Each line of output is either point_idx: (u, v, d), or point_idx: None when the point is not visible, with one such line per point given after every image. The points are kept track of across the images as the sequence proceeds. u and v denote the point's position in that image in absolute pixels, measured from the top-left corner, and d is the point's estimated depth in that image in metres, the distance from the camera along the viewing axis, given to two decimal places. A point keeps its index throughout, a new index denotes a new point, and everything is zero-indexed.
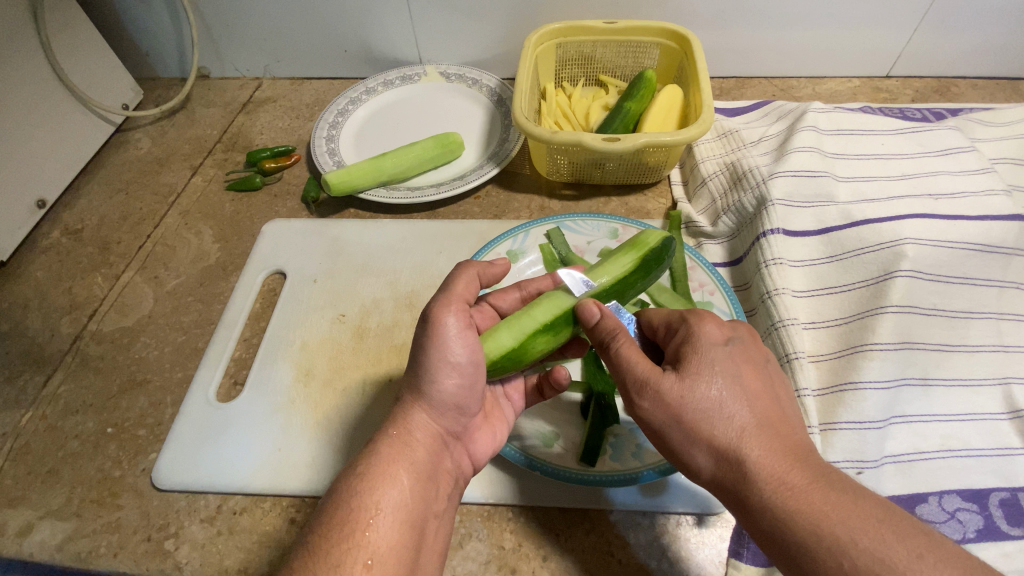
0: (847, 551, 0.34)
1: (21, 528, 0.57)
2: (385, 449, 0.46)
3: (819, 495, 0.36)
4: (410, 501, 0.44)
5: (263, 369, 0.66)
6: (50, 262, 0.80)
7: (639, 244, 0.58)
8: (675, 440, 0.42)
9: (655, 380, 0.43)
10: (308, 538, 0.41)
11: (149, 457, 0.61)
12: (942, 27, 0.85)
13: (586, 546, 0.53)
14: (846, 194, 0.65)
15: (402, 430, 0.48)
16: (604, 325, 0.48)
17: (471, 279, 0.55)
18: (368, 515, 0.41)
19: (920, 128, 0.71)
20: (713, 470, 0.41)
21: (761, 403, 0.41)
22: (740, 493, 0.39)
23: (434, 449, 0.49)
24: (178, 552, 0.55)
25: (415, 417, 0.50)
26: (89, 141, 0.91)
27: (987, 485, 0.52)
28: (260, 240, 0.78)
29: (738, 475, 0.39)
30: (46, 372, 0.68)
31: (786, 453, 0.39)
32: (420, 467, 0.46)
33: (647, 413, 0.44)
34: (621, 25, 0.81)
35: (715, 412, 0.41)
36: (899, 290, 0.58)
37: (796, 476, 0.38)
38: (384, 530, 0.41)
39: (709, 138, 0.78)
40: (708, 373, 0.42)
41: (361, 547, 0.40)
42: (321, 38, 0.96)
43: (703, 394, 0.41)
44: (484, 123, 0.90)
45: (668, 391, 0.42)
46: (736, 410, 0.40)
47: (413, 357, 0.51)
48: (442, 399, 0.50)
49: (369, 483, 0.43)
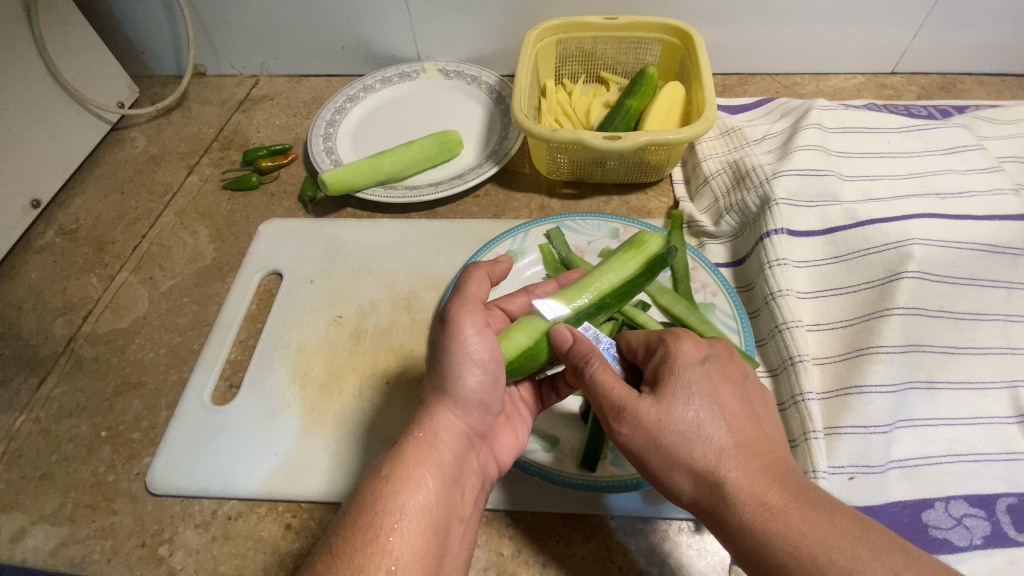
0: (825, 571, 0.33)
1: (15, 533, 0.56)
2: (409, 452, 0.45)
3: (796, 514, 0.36)
4: (435, 504, 0.43)
5: (259, 372, 0.65)
6: (45, 262, 0.79)
7: (638, 246, 0.58)
8: (654, 464, 0.42)
9: (632, 404, 0.43)
10: (327, 543, 0.39)
11: (144, 461, 0.60)
12: (949, 23, 0.84)
13: (586, 553, 0.52)
14: (851, 193, 0.64)
15: (427, 431, 0.47)
16: (577, 350, 0.48)
17: (481, 279, 0.54)
18: (392, 519, 0.40)
19: (926, 126, 0.70)
20: (693, 493, 0.40)
21: (738, 422, 0.41)
22: (719, 515, 0.38)
23: (460, 449, 0.48)
24: (173, 557, 0.54)
25: (440, 418, 0.48)
26: (84, 140, 0.90)
27: (994, 491, 0.52)
28: (255, 240, 0.77)
29: (715, 496, 0.39)
30: (40, 375, 0.68)
31: (764, 472, 0.38)
32: (444, 468, 0.45)
33: (625, 437, 0.43)
34: (622, 21, 0.79)
35: (692, 434, 0.41)
36: (905, 292, 0.57)
37: (774, 496, 0.37)
38: (408, 535, 0.40)
39: (712, 136, 0.77)
40: (685, 394, 0.42)
41: (385, 553, 0.38)
42: (318, 35, 0.95)
43: (680, 416, 0.41)
44: (483, 121, 0.88)
45: (645, 414, 0.42)
46: (713, 431, 0.40)
47: (435, 356, 0.50)
48: (464, 398, 0.49)
49: (393, 486, 0.42)
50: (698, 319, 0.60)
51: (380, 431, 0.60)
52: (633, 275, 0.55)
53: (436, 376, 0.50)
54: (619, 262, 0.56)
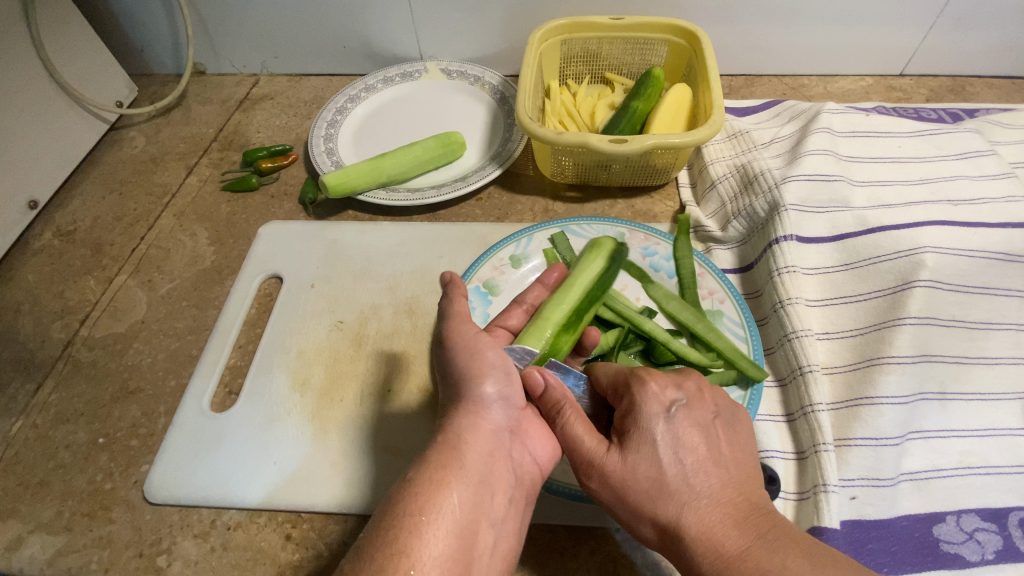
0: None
1: (10, 543, 0.55)
2: (433, 451, 0.43)
3: (751, 567, 0.36)
4: (464, 503, 0.40)
5: (259, 378, 0.64)
6: (42, 265, 0.78)
7: (598, 247, 0.65)
8: (622, 515, 0.43)
9: (600, 457, 0.44)
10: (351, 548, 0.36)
11: (141, 469, 0.60)
12: (959, 25, 0.82)
13: (592, 566, 0.51)
14: (862, 199, 0.63)
15: (450, 432, 0.45)
16: (550, 395, 0.48)
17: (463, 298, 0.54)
18: (417, 518, 0.37)
19: (937, 131, 0.69)
20: (662, 541, 0.41)
21: (700, 473, 0.41)
22: (685, 564, 0.39)
23: (488, 450, 0.44)
24: (171, 568, 0.53)
25: (462, 421, 0.46)
26: (82, 140, 0.88)
27: (1006, 504, 0.51)
28: (256, 243, 0.76)
29: (680, 546, 0.40)
30: (36, 380, 0.67)
31: (722, 525, 0.38)
32: (472, 467, 0.42)
33: (597, 488, 0.44)
34: (628, 21, 0.78)
35: (655, 491, 0.41)
36: (918, 301, 0.56)
37: (731, 548, 0.37)
38: (436, 536, 0.37)
39: (719, 139, 0.76)
40: (647, 449, 0.42)
41: (410, 552, 0.35)
42: (319, 34, 0.94)
43: (643, 473, 0.42)
44: (486, 122, 0.87)
45: (611, 468, 0.43)
46: (674, 485, 0.40)
47: (451, 361, 0.50)
48: (485, 398, 0.48)
49: (417, 485, 0.40)
50: (706, 327, 0.60)
51: (382, 439, 0.59)
52: (603, 271, 0.63)
53: (455, 382, 0.49)
54: (588, 262, 0.63)
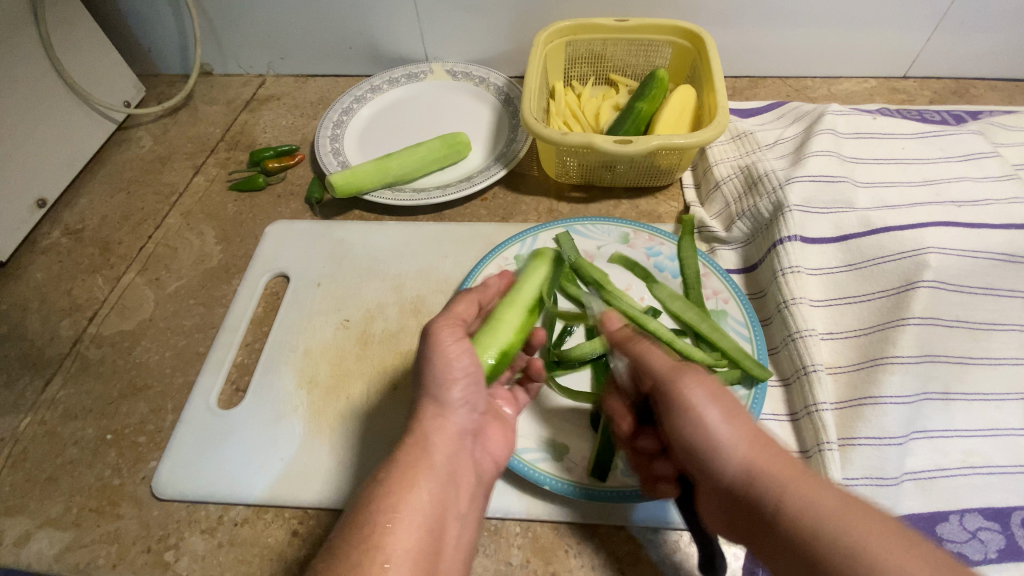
0: (863, 525, 0.33)
1: (19, 538, 0.56)
2: (401, 454, 0.46)
3: (809, 497, 0.36)
4: (430, 503, 0.43)
5: (266, 376, 0.64)
6: (50, 263, 0.78)
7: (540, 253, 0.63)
8: (699, 434, 0.43)
9: (681, 372, 0.45)
10: (328, 545, 0.40)
11: (149, 465, 0.60)
12: (962, 27, 0.83)
13: (597, 564, 0.51)
14: (866, 200, 0.64)
15: (418, 436, 0.47)
16: (622, 332, 0.51)
17: (471, 302, 0.55)
18: (387, 517, 0.41)
19: (940, 133, 0.69)
20: (734, 465, 0.40)
21: (740, 425, 0.42)
22: (759, 482, 0.39)
23: (451, 452, 0.48)
24: (179, 563, 0.54)
25: (428, 425, 0.48)
26: (90, 139, 0.89)
27: (1009, 504, 0.51)
28: (263, 241, 0.76)
29: (761, 468, 0.39)
30: (45, 376, 0.67)
31: (776, 465, 0.39)
32: (438, 470, 0.45)
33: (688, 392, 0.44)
34: (632, 23, 0.79)
35: (711, 441, 0.42)
36: (921, 302, 0.56)
37: (787, 485, 0.37)
38: (405, 533, 0.40)
39: (723, 140, 0.76)
40: (693, 405, 0.44)
41: (380, 548, 0.39)
42: (325, 35, 0.94)
43: (698, 425, 0.43)
44: (491, 123, 0.88)
45: (693, 380, 0.45)
46: (726, 435, 0.41)
47: (422, 368, 0.51)
48: (450, 404, 0.49)
49: (388, 486, 0.43)
50: (709, 327, 0.60)
51: (388, 436, 0.59)
52: (552, 271, 0.62)
53: (425, 386, 0.50)
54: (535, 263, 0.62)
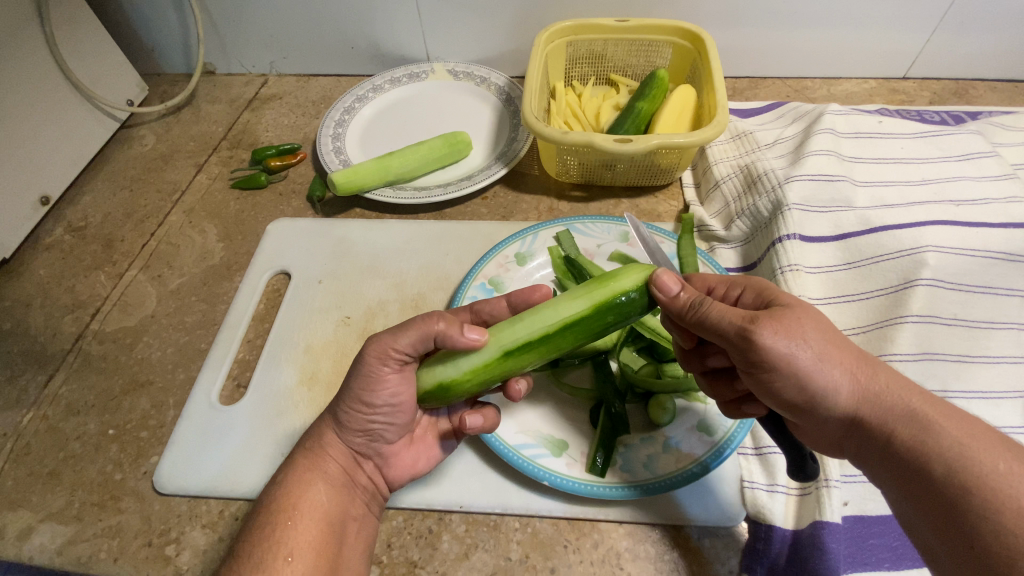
0: (995, 459, 0.34)
1: (21, 531, 0.56)
2: (300, 460, 0.49)
3: (932, 444, 0.36)
4: (326, 505, 0.47)
5: (266, 372, 0.65)
6: (53, 259, 0.79)
7: (590, 290, 0.46)
8: (797, 389, 0.40)
9: (771, 314, 0.40)
10: (238, 542, 0.44)
11: (151, 460, 0.60)
12: (962, 28, 0.83)
13: (596, 559, 0.51)
14: (864, 199, 0.64)
15: (316, 443, 0.50)
16: (689, 291, 0.45)
17: (420, 338, 0.46)
18: (286, 516, 0.44)
19: (938, 133, 0.69)
20: (840, 403, 0.39)
21: (836, 368, 0.39)
22: (873, 419, 0.38)
23: (348, 461, 0.50)
24: (180, 558, 0.54)
25: (325, 436, 0.50)
26: (93, 138, 0.90)
27: None
28: (265, 239, 0.77)
29: (869, 397, 0.38)
30: (48, 372, 0.68)
31: (886, 405, 0.38)
32: (333, 475, 0.49)
33: (771, 345, 0.39)
34: (633, 23, 0.79)
35: (810, 395, 0.40)
36: (919, 299, 0.56)
37: (902, 430, 0.37)
38: (301, 530, 0.44)
39: (723, 139, 0.76)
40: (786, 367, 0.39)
41: (281, 545, 0.43)
42: (327, 35, 0.95)
43: (792, 383, 0.40)
44: (492, 122, 0.88)
45: (790, 323, 0.40)
46: (827, 386, 0.39)
47: (344, 390, 0.49)
48: (353, 426, 0.49)
49: (286, 489, 0.46)
50: None
51: None
52: (580, 312, 0.45)
53: (339, 405, 0.49)
54: (575, 295, 0.47)
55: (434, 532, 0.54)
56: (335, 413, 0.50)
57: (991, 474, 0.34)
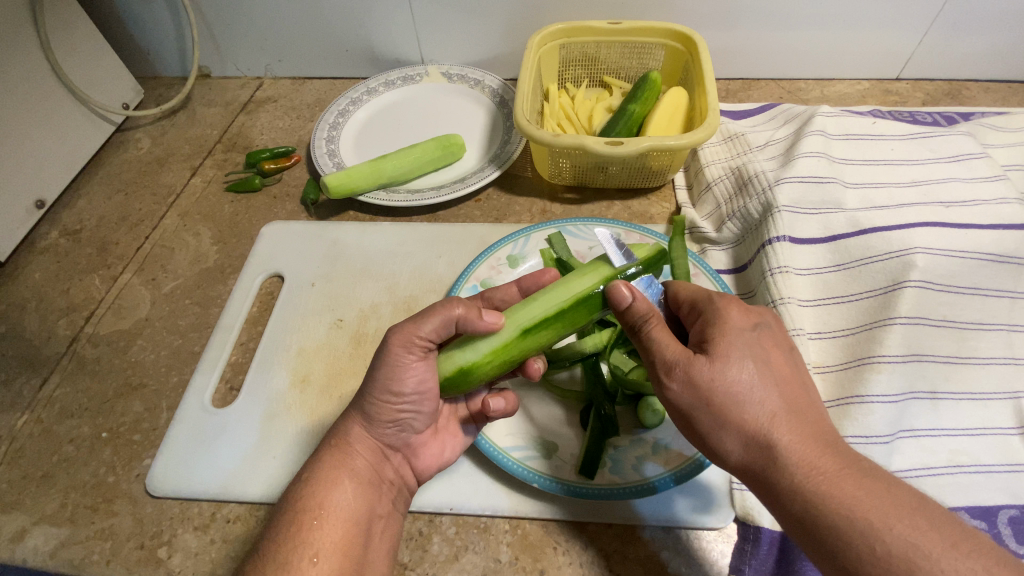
0: (881, 535, 0.34)
1: (14, 534, 0.56)
2: (326, 456, 0.48)
3: (819, 515, 0.36)
4: (353, 503, 0.45)
5: (259, 374, 0.65)
6: (48, 263, 0.79)
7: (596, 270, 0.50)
8: (705, 437, 0.41)
9: (686, 362, 0.41)
10: (261, 542, 0.42)
11: (144, 463, 0.61)
12: (956, 29, 0.83)
13: (584, 561, 0.52)
14: (854, 201, 0.64)
15: (341, 439, 0.49)
16: (637, 309, 0.45)
17: (443, 323, 0.47)
18: (311, 515, 0.43)
19: (930, 134, 0.70)
20: (744, 460, 0.40)
21: (742, 425, 0.39)
22: (771, 481, 0.38)
23: (375, 457, 0.50)
24: (171, 560, 0.54)
25: (353, 431, 0.50)
26: (89, 141, 0.90)
27: (996, 503, 0.50)
28: (259, 241, 0.77)
29: (770, 460, 0.38)
30: (42, 375, 0.68)
31: (790, 468, 0.37)
32: (361, 472, 0.48)
33: (675, 395, 0.42)
34: (625, 26, 0.79)
35: (715, 446, 0.41)
36: (908, 301, 0.56)
37: (795, 497, 0.37)
38: (327, 530, 0.43)
39: (714, 142, 0.77)
40: (693, 413, 0.41)
41: (307, 546, 0.41)
42: (322, 38, 0.95)
43: (700, 429, 0.41)
44: (485, 124, 0.88)
45: (699, 373, 0.40)
46: (728, 440, 0.40)
47: (370, 383, 0.48)
48: (382, 418, 0.49)
49: (311, 487, 0.45)
50: None
51: None
52: (591, 286, 0.49)
53: (365, 397, 0.49)
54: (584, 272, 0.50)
55: (424, 534, 0.54)
56: (363, 407, 0.49)
57: (866, 553, 0.34)
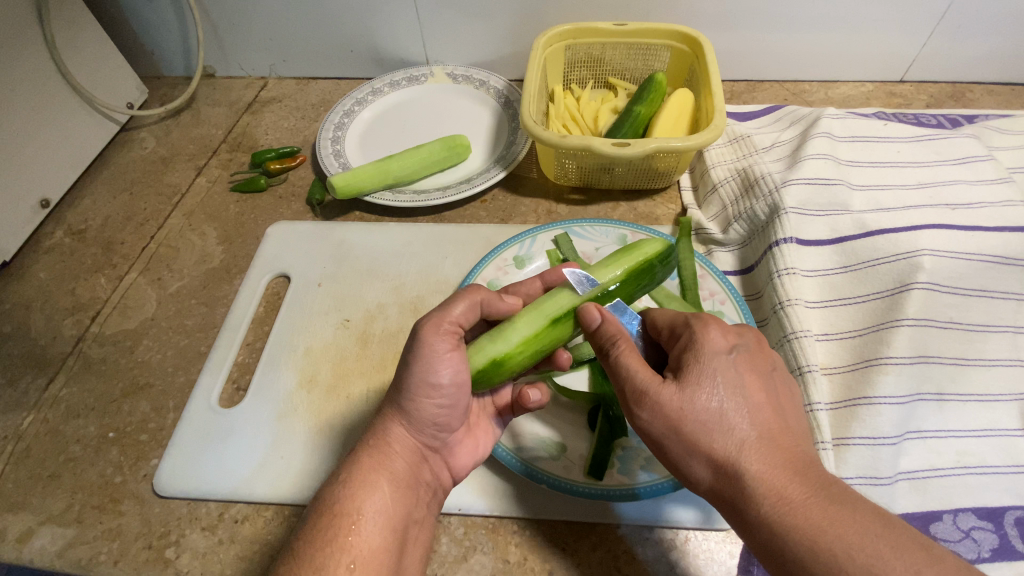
0: (844, 567, 0.33)
1: (21, 534, 0.56)
2: (365, 455, 0.47)
3: (784, 544, 0.36)
4: (391, 507, 0.45)
5: (266, 374, 0.65)
6: (53, 262, 0.79)
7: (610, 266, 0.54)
8: (676, 464, 0.42)
9: (654, 388, 0.42)
10: (293, 542, 0.42)
11: (151, 463, 0.61)
12: (960, 32, 0.84)
13: (593, 562, 0.52)
14: (861, 203, 0.64)
15: (380, 439, 0.49)
16: (604, 331, 0.47)
17: (472, 305, 0.50)
18: (350, 519, 0.43)
19: (936, 137, 0.70)
20: (714, 486, 0.40)
21: (709, 452, 0.39)
22: (740, 510, 0.38)
23: (413, 459, 0.49)
24: (180, 560, 0.54)
25: (393, 430, 0.50)
26: (94, 141, 0.90)
27: (1002, 504, 0.50)
28: (264, 241, 0.77)
29: (738, 487, 0.38)
30: (48, 375, 0.68)
31: (755, 496, 0.37)
32: (400, 474, 0.47)
33: (645, 423, 0.42)
34: (631, 27, 0.79)
35: (686, 473, 0.41)
36: (916, 303, 0.56)
37: (761, 525, 0.37)
38: (365, 535, 0.42)
39: (720, 143, 0.77)
40: (662, 439, 0.42)
41: (344, 551, 0.41)
42: (327, 38, 0.95)
43: (670, 456, 0.42)
44: (490, 125, 0.89)
45: (666, 399, 0.41)
46: (696, 467, 0.40)
47: (406, 379, 0.48)
48: (424, 415, 0.49)
49: (350, 488, 0.45)
50: None
51: None
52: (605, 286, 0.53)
53: (404, 392, 0.48)
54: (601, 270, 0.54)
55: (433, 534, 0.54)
56: (401, 403, 0.49)
57: None
